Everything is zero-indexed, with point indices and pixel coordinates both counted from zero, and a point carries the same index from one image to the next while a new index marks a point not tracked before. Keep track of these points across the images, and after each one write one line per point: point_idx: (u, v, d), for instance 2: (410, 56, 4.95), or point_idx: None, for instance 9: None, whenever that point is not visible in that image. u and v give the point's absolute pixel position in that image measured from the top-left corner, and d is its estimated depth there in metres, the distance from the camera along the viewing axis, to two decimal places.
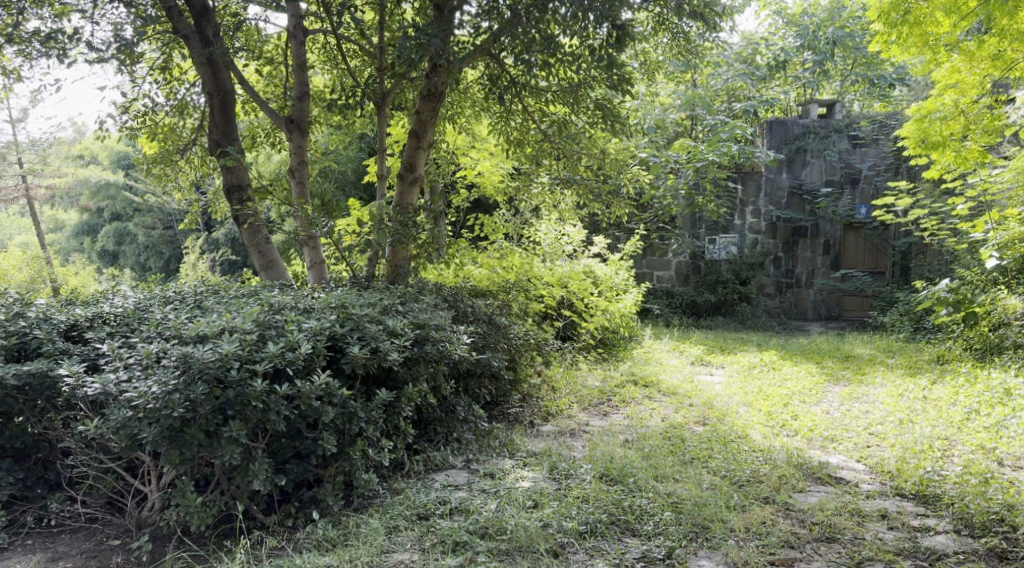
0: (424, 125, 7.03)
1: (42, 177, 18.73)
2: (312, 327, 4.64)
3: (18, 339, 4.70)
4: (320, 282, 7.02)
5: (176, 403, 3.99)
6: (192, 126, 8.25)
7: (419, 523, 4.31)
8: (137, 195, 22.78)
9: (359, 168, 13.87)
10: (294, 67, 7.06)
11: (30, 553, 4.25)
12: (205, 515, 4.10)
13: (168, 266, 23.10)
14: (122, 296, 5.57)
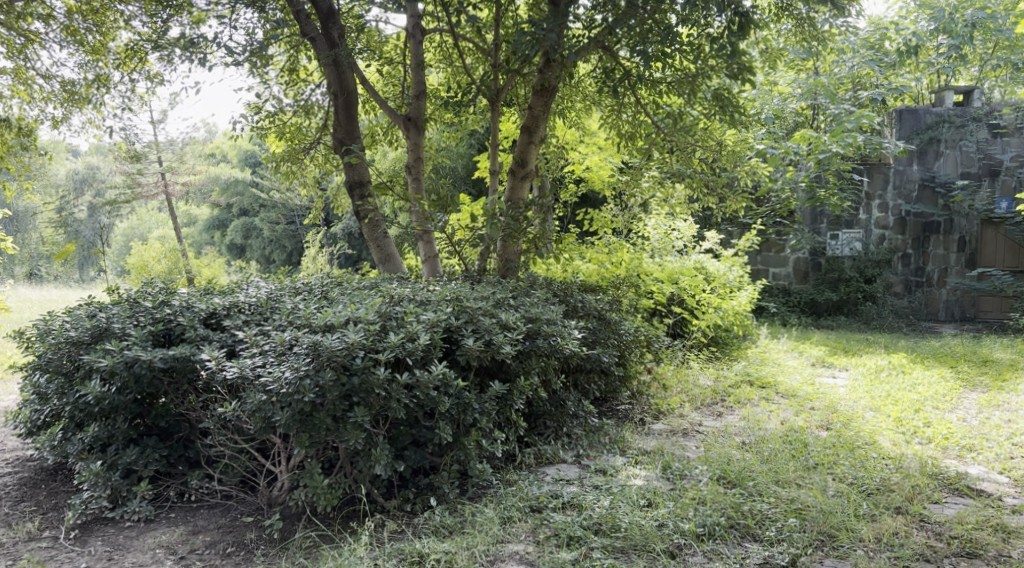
0: (537, 120, 7.05)
1: (179, 174, 19.93)
2: (430, 318, 4.74)
3: (164, 325, 5.05)
4: (434, 275, 7.14)
5: (307, 388, 4.17)
6: (317, 125, 8.58)
7: (532, 515, 4.34)
8: (262, 192, 23.87)
9: (470, 163, 14.05)
10: (412, 66, 7.21)
11: (173, 525, 4.53)
12: (331, 496, 4.28)
13: (290, 259, 24.11)
14: (254, 287, 5.86)
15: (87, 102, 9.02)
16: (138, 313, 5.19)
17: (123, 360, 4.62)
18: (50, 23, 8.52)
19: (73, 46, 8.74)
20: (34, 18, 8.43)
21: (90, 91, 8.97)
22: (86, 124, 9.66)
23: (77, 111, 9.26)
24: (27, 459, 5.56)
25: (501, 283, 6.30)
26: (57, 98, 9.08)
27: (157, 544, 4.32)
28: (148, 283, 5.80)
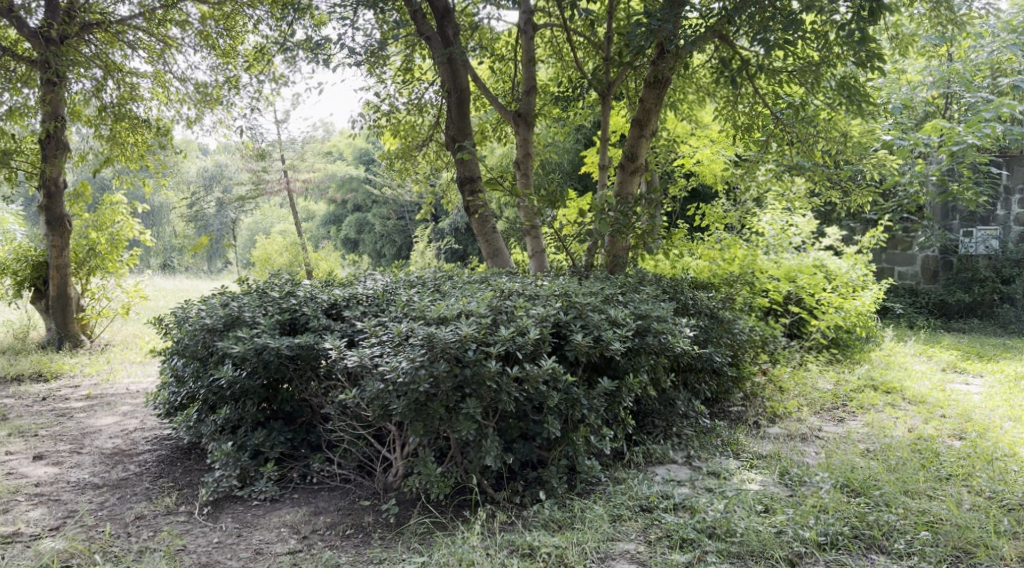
0: (648, 114, 6.94)
1: (299, 172, 20.76)
2: (540, 313, 4.74)
3: (289, 315, 5.30)
4: (541, 270, 7.14)
5: (422, 378, 4.26)
6: (430, 122, 8.77)
7: (643, 514, 4.28)
8: (375, 188, 24.55)
9: (578, 159, 14.00)
10: (524, 62, 7.23)
11: (296, 506, 4.72)
12: (443, 485, 4.36)
13: (400, 254, 24.70)
14: (370, 280, 6.02)
15: (218, 102, 9.53)
16: (266, 303, 5.46)
17: (253, 346, 4.89)
18: (186, 28, 9.05)
19: (206, 50, 9.25)
20: (173, 24, 8.98)
21: (221, 91, 9.48)
22: (217, 124, 10.22)
23: (209, 111, 9.80)
24: (165, 438, 5.96)
25: (610, 279, 6.24)
26: (191, 99, 9.64)
27: (282, 523, 4.52)
28: (273, 275, 6.07)
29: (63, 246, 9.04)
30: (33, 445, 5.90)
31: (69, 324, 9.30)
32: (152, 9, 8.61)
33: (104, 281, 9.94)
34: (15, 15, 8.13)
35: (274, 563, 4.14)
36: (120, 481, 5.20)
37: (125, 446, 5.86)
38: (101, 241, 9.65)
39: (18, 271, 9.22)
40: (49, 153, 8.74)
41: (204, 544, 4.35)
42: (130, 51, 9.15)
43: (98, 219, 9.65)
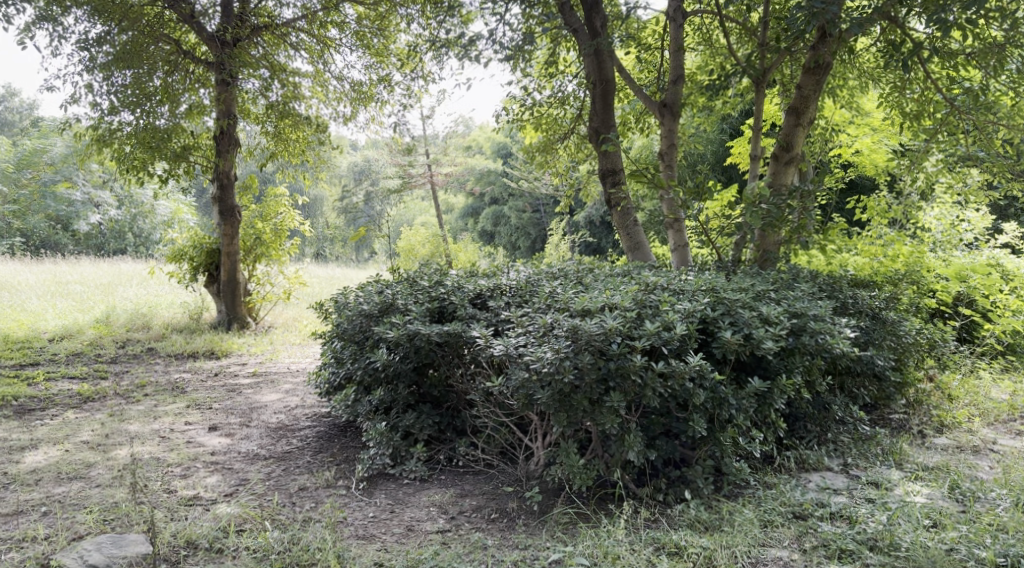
0: (806, 101, 6.62)
1: (442, 166, 21.32)
2: (686, 308, 4.62)
3: (437, 303, 5.45)
4: (683, 264, 6.94)
5: (567, 369, 4.25)
6: (572, 115, 8.73)
7: (796, 521, 4.11)
8: (513, 181, 24.82)
9: (722, 150, 13.59)
10: (672, 50, 7.06)
11: (443, 487, 4.88)
12: (586, 477, 4.35)
13: (535, 247, 24.88)
14: (514, 271, 6.09)
15: (372, 99, 9.93)
16: (417, 292, 5.64)
17: (405, 332, 5.09)
18: (344, 29, 9.48)
19: (361, 50, 9.64)
20: (332, 25, 9.43)
21: (375, 89, 9.87)
22: (370, 121, 10.64)
23: (363, 108, 10.19)
24: (323, 417, 6.30)
25: (761, 275, 6.01)
26: (347, 97, 10.08)
27: (431, 503, 4.67)
28: (421, 266, 6.24)
29: (233, 235, 9.71)
30: (208, 417, 6.36)
31: (237, 308, 9.97)
32: (314, 11, 9.08)
33: (269, 268, 10.57)
34: (195, 20, 8.75)
35: (425, 540, 4.28)
36: (284, 454, 5.52)
37: (287, 422, 6.22)
38: (266, 231, 10.28)
39: (195, 257, 9.96)
40: (222, 148, 9.37)
41: (361, 518, 4.55)
42: (293, 52, 9.65)
43: (265, 210, 10.30)
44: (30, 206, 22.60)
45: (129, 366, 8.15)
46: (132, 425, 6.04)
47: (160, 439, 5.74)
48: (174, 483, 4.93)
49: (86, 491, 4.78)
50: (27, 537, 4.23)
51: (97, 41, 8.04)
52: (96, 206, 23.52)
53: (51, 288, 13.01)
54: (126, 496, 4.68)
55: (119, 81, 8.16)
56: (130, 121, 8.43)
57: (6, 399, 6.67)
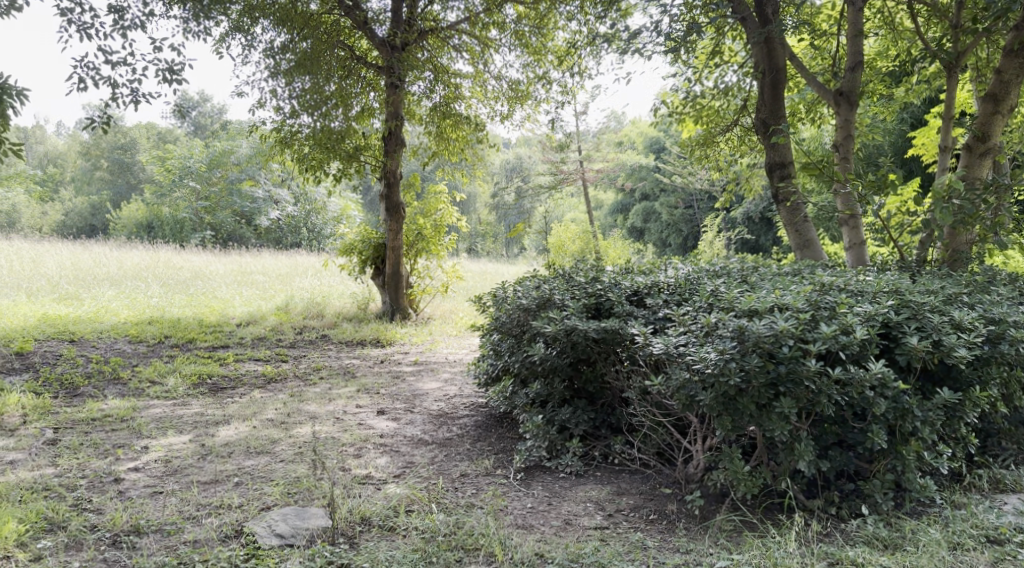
0: (1005, 87, 6.08)
1: (593, 162, 21.31)
2: (866, 311, 4.33)
3: (595, 300, 5.43)
4: (859, 263, 6.55)
5: (733, 371, 4.09)
6: (736, 106, 8.44)
7: (991, 546, 3.78)
8: (665, 176, 24.38)
9: (898, 141, 12.72)
10: (850, 36, 6.66)
11: (599, 484, 4.87)
12: (751, 484, 4.18)
13: (687, 244, 24.30)
14: (674, 268, 5.96)
15: (528, 98, 10.06)
16: (575, 287, 5.65)
17: (563, 328, 5.09)
18: (504, 30, 9.64)
19: (520, 49, 9.80)
20: (494, 26, 9.62)
21: (532, 87, 9.99)
22: (525, 119, 10.79)
23: (520, 107, 10.34)
24: (482, 407, 6.44)
25: (949, 277, 5.57)
26: (504, 96, 10.24)
27: (588, 499, 4.67)
28: (578, 262, 6.25)
29: (398, 230, 10.10)
30: (376, 401, 6.66)
31: (400, 299, 10.38)
32: (476, 12, 9.32)
33: (429, 261, 10.93)
34: (367, 27, 9.22)
35: (584, 535, 4.27)
36: (445, 440, 5.69)
37: (448, 409, 6.41)
38: (427, 226, 10.63)
39: (363, 251, 10.45)
40: (390, 148, 9.74)
41: (520, 508, 4.60)
42: (455, 54, 9.94)
43: (426, 207, 10.67)
44: (219, 203, 24.65)
45: (305, 351, 8.69)
46: (309, 406, 6.43)
47: (334, 420, 6.06)
48: (349, 462, 5.19)
49: (272, 465, 5.12)
50: (223, 504, 4.56)
51: (281, 50, 8.63)
52: (274, 202, 25.30)
53: (237, 277, 14.09)
54: (307, 472, 4.97)
55: (300, 86, 8.62)
56: (309, 123, 8.97)
57: (201, 377, 7.28)
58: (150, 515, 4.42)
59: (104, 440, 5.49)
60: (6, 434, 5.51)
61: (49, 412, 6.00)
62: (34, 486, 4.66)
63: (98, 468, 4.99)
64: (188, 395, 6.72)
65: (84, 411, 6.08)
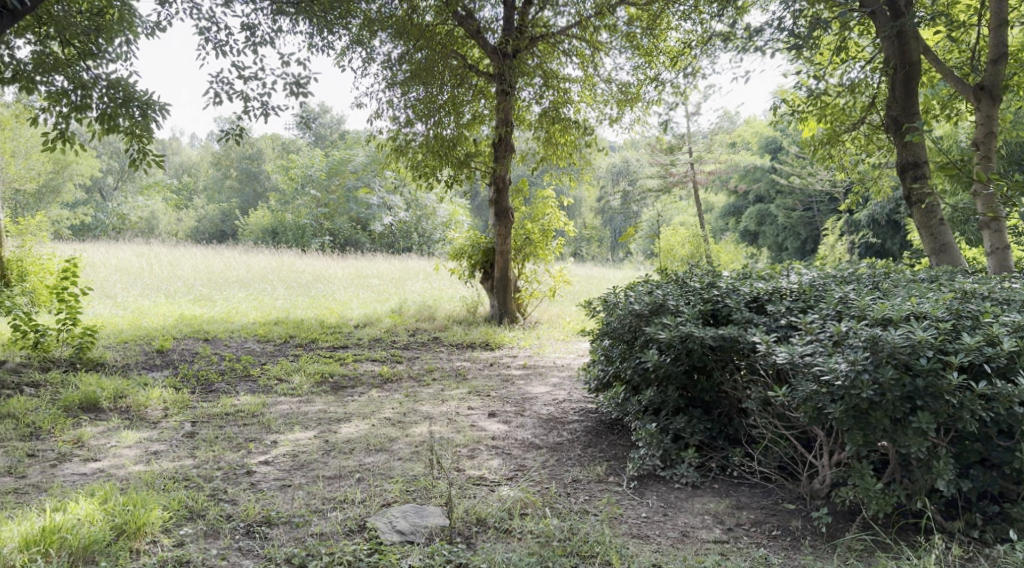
0: None
1: (706, 163, 20.82)
2: (1015, 320, 4.05)
3: (713, 306, 5.29)
4: (1001, 269, 6.13)
5: (865, 383, 3.90)
6: (861, 104, 8.07)
7: None
8: (782, 177, 23.52)
9: None
10: (991, 27, 6.24)
11: (717, 496, 4.75)
12: (883, 503, 3.98)
13: (805, 248, 23.35)
14: (795, 274, 5.75)
15: (639, 100, 9.93)
16: (690, 293, 5.53)
17: (679, 334, 4.99)
18: (615, 32, 9.55)
19: (631, 51, 9.69)
20: (605, 29, 9.53)
21: (643, 90, 9.86)
22: (636, 122, 10.67)
23: (631, 109, 10.23)
24: (592, 412, 6.40)
25: None
26: (614, 99, 10.16)
27: (705, 511, 4.56)
28: (693, 267, 6.12)
29: (507, 235, 10.17)
30: (487, 403, 6.71)
31: (508, 303, 10.44)
32: (588, 16, 9.28)
33: (536, 266, 10.95)
34: (480, 35, 9.35)
35: (702, 548, 4.18)
36: (556, 445, 5.67)
37: (558, 414, 6.40)
38: (535, 231, 10.66)
39: (473, 255, 10.58)
40: (500, 154, 9.83)
41: (635, 517, 4.54)
42: (565, 58, 9.94)
43: (534, 212, 10.71)
44: (337, 209, 25.56)
45: (418, 353, 8.87)
46: (424, 406, 6.55)
47: (447, 421, 6.15)
48: (464, 463, 5.25)
49: (390, 462, 5.24)
50: (346, 499, 4.71)
51: (397, 61, 8.90)
52: (387, 208, 26.00)
53: (353, 280, 14.56)
54: (424, 471, 5.07)
55: (414, 97, 9.05)
56: (423, 131, 9.30)
57: (322, 376, 7.54)
58: (280, 508, 4.60)
59: (237, 434, 5.76)
60: (150, 426, 5.87)
61: (187, 407, 6.36)
62: (175, 475, 4.94)
63: (231, 461, 5.23)
64: (312, 393, 6.98)
65: (218, 406, 6.41)
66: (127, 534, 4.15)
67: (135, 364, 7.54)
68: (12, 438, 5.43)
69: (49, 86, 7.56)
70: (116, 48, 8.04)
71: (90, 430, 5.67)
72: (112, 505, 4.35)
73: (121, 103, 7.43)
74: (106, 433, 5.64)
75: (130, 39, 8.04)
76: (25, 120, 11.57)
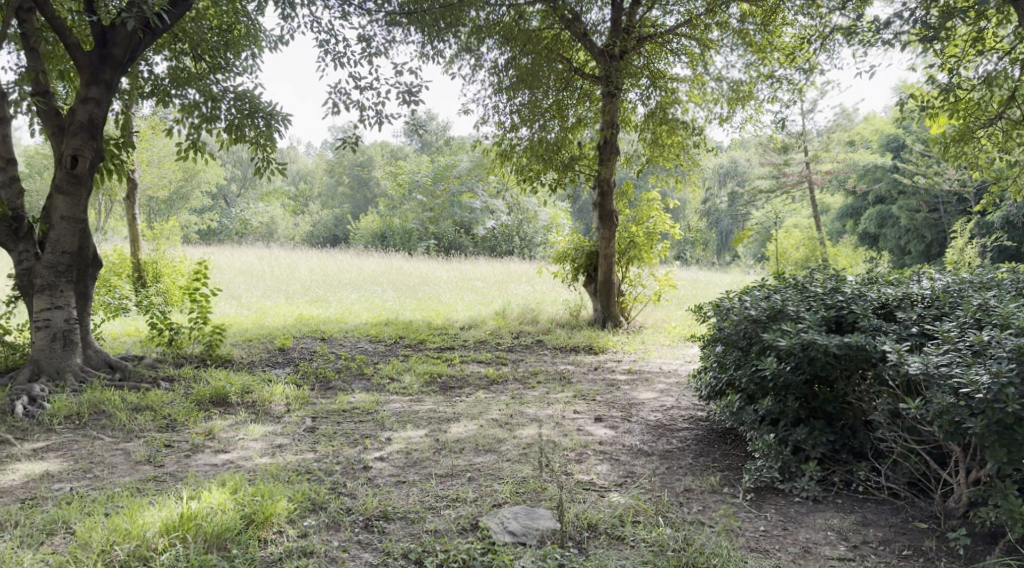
0: None
1: (822, 162, 20.04)
2: None
3: (836, 312, 5.10)
4: None
5: (1010, 398, 3.68)
6: (997, 98, 7.58)
7: None
8: (905, 176, 22.36)
9: None
10: None
11: (841, 512, 4.57)
12: None
13: (930, 251, 22.18)
14: (925, 279, 5.47)
15: (751, 98, 9.67)
16: (811, 298, 5.34)
17: (800, 341, 4.82)
18: (727, 29, 9.32)
19: (744, 48, 9.45)
20: (716, 27, 9.31)
21: (755, 88, 9.60)
22: (748, 120, 10.40)
23: (742, 108, 9.98)
24: (702, 420, 6.26)
25: None
26: (725, 98, 9.92)
27: (828, 527, 4.40)
28: (813, 272, 5.90)
29: (611, 238, 10.07)
30: (593, 408, 6.66)
31: (611, 307, 10.33)
32: (698, 14, 9.11)
33: (640, 270, 10.80)
34: (587, 38, 9.30)
35: None
36: (666, 452, 5.57)
37: (667, 420, 6.29)
38: (640, 234, 10.52)
39: (577, 258, 10.56)
40: (605, 156, 9.74)
41: (753, 530, 4.41)
42: (674, 58, 9.79)
43: (638, 215, 10.58)
44: (443, 213, 26.05)
45: (523, 355, 8.90)
46: (531, 409, 6.56)
47: (555, 424, 6.14)
48: (572, 467, 5.22)
49: (500, 463, 5.28)
50: (459, 498, 4.77)
51: (504, 66, 8.97)
52: (491, 212, 26.27)
53: (458, 283, 14.78)
54: (533, 474, 5.08)
55: (520, 101, 9.07)
56: (527, 136, 9.43)
57: (432, 376, 7.68)
58: (396, 503, 4.70)
59: (353, 430, 5.94)
60: (274, 420, 6.13)
61: (307, 403, 6.61)
62: (298, 468, 5.13)
63: (349, 456, 5.40)
64: (422, 392, 7.11)
65: (335, 403, 6.63)
66: (256, 523, 4.34)
67: (259, 361, 7.89)
68: (150, 429, 5.78)
69: (183, 99, 8.04)
70: (243, 61, 8.45)
71: (220, 423, 5.96)
72: (242, 495, 4.55)
73: (247, 114, 7.80)
74: (235, 426, 5.92)
75: (256, 52, 8.44)
76: (160, 132, 12.34)
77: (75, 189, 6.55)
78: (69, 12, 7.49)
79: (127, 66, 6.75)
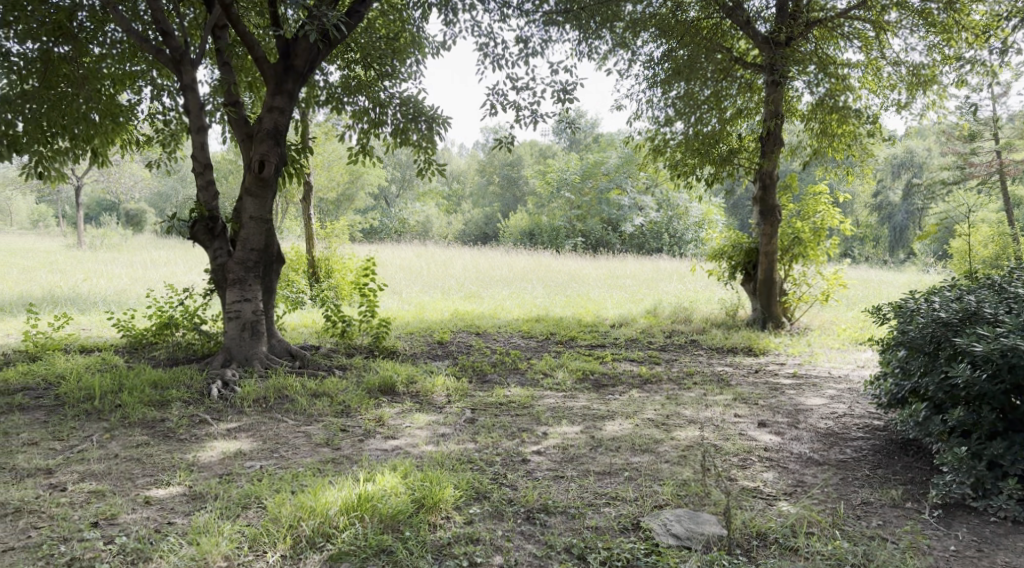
0: None
1: (1017, 150, 18.34)
2: None
3: None
4: None
5: None
6: None
7: None
8: None
9: None
10: None
11: None
12: None
13: None
14: None
15: (933, 83, 9.00)
16: (1009, 300, 4.92)
17: (999, 346, 4.51)
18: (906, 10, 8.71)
19: (925, 29, 8.80)
20: (893, 8, 8.70)
21: (938, 71, 8.92)
22: (930, 107, 9.67)
23: (922, 94, 9.31)
24: (879, 429, 5.88)
25: None
26: (903, 84, 9.28)
27: None
28: (1008, 269, 5.42)
29: (772, 234, 9.64)
30: (755, 412, 6.42)
31: (772, 307, 9.91)
32: None
33: (806, 268, 10.29)
34: (750, 26, 8.96)
35: None
36: (840, 462, 5.27)
37: (838, 428, 5.96)
38: (805, 230, 10.01)
39: (734, 256, 10.21)
40: (767, 149, 9.31)
41: (942, 549, 4.16)
42: (846, 43, 9.26)
43: (804, 209, 10.08)
44: (592, 210, 26.05)
45: (677, 355, 8.71)
46: (688, 410, 6.41)
47: (716, 427, 5.97)
48: (736, 472, 5.05)
49: (659, 464, 5.19)
50: (619, 496, 4.73)
51: (661, 58, 8.82)
52: (641, 208, 25.92)
53: (609, 280, 14.69)
54: (694, 476, 4.96)
55: (675, 93, 8.90)
56: (683, 130, 9.24)
57: (584, 373, 7.68)
58: (556, 497, 4.73)
59: (511, 423, 6.03)
60: (437, 410, 6.34)
61: (466, 395, 6.78)
62: (461, 457, 5.27)
63: (509, 448, 5.49)
64: (575, 389, 7.12)
65: (492, 396, 6.76)
66: (426, 507, 4.48)
67: (421, 353, 8.17)
68: (327, 413, 6.12)
69: (354, 105, 8.45)
70: (409, 67, 8.79)
71: (388, 411, 6.23)
72: (412, 480, 4.72)
73: (412, 118, 8.09)
74: (401, 415, 6.17)
75: (420, 59, 8.74)
76: (331, 136, 13.08)
77: (263, 192, 7.03)
78: (257, 27, 8.08)
79: (307, 76, 7.18)
